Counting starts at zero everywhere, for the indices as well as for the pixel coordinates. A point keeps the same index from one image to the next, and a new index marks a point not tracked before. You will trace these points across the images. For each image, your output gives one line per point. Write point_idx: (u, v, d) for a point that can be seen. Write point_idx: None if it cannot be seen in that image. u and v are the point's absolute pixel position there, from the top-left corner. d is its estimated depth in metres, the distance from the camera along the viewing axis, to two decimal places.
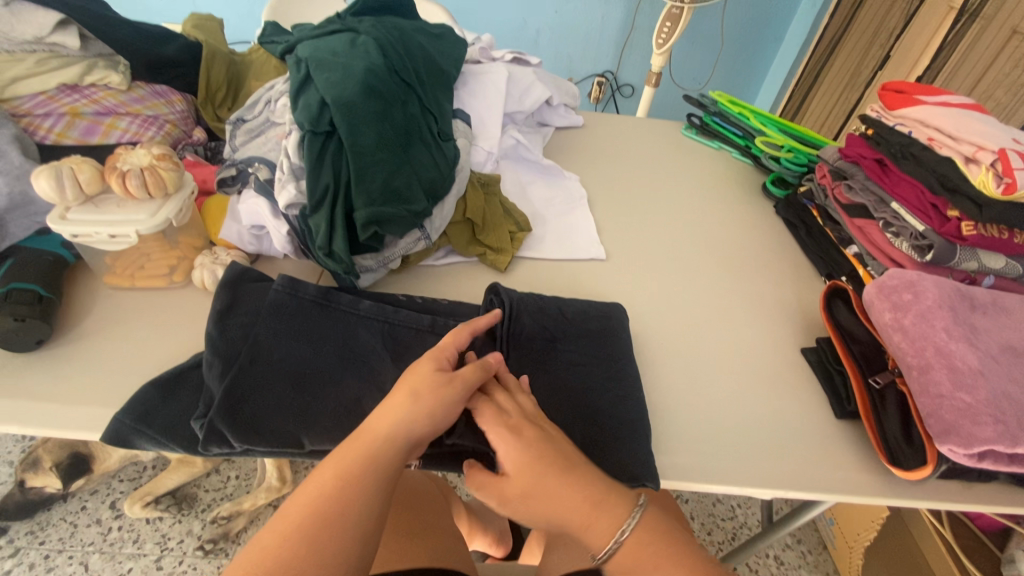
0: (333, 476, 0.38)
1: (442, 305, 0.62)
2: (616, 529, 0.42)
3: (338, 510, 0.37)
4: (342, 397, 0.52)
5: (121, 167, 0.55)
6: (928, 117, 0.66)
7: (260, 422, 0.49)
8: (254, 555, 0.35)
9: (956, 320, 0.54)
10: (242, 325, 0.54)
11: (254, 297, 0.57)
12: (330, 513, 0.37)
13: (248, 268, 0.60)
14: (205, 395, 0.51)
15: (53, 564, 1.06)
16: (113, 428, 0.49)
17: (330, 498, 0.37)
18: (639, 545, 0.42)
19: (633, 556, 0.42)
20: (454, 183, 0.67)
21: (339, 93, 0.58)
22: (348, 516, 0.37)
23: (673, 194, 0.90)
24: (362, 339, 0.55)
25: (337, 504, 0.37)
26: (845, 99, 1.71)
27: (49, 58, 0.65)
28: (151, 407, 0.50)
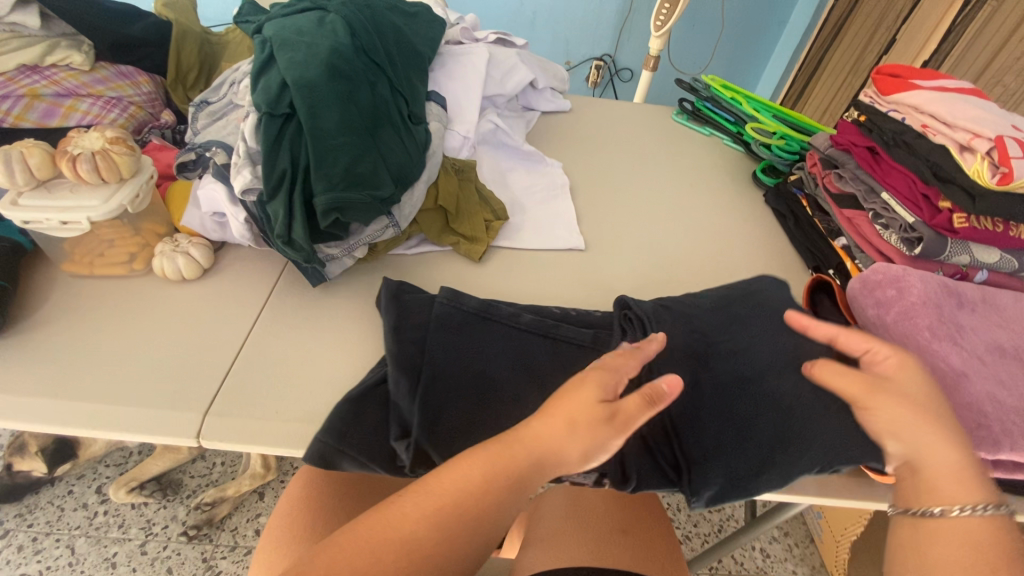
0: (484, 468, 0.39)
1: (595, 316, 0.58)
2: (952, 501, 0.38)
3: (476, 505, 0.39)
4: (524, 418, 0.49)
5: (72, 151, 0.53)
6: (924, 102, 0.63)
7: (460, 443, 0.47)
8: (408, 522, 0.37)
9: (941, 319, 0.52)
10: (413, 340, 0.51)
11: (416, 307, 0.54)
12: (468, 507, 0.39)
13: (401, 281, 0.59)
14: (395, 414, 0.48)
15: (40, 547, 1.07)
16: (315, 450, 0.47)
17: (473, 489, 0.39)
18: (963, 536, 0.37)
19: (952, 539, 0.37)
20: (424, 170, 0.64)
21: (300, 74, 0.56)
22: (481, 513, 0.39)
23: (661, 182, 0.87)
24: (532, 354, 0.52)
25: (465, 499, 0.39)
26: (848, 84, 1.67)
27: (8, 39, 0.63)
28: (346, 427, 0.48)
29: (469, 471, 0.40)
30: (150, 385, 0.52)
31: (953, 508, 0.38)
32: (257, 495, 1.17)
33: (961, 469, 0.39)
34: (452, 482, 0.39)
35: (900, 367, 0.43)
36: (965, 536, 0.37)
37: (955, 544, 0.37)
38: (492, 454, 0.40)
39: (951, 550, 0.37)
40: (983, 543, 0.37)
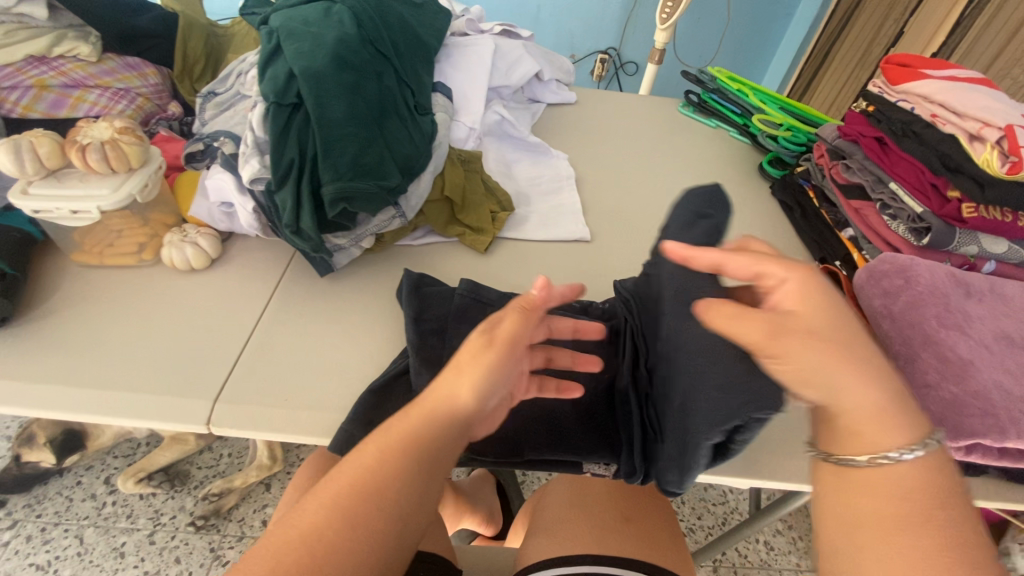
0: (381, 444, 0.37)
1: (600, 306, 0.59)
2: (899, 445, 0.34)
3: (379, 484, 0.36)
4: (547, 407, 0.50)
5: (81, 141, 0.53)
6: (933, 92, 0.63)
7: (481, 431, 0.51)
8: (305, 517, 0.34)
9: (949, 308, 0.52)
10: (433, 330, 0.53)
11: (436, 299, 0.56)
12: (370, 487, 0.35)
13: (421, 273, 0.60)
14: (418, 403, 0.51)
15: (50, 536, 1.08)
16: (341, 439, 0.48)
17: (372, 468, 0.36)
18: (911, 485, 0.34)
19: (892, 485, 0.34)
20: (431, 160, 0.64)
21: (307, 63, 0.56)
22: (388, 492, 0.36)
23: (666, 174, 0.87)
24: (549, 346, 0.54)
25: (367, 479, 0.36)
26: (856, 77, 1.65)
27: (16, 29, 0.63)
28: (373, 415, 0.49)
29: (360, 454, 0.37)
30: (158, 374, 0.52)
31: (879, 458, 0.34)
32: (264, 486, 1.18)
33: (885, 407, 0.34)
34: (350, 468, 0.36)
35: (800, 296, 0.36)
36: (892, 486, 0.34)
37: (880, 493, 0.34)
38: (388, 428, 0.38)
39: (874, 499, 0.34)
40: (927, 491, 0.33)
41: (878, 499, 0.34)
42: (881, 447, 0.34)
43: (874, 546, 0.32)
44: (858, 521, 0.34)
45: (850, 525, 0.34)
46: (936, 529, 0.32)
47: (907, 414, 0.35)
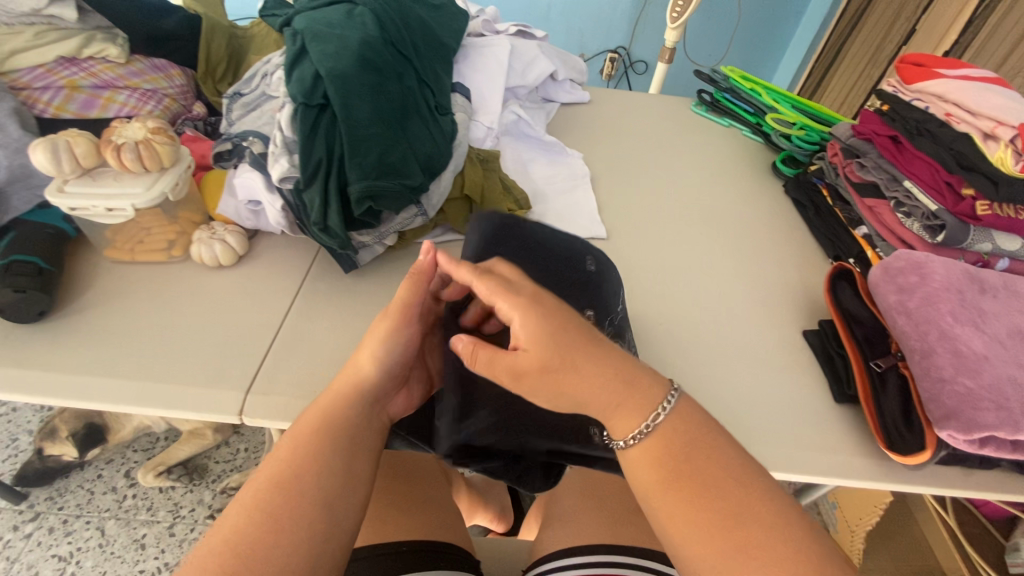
0: (296, 438, 0.41)
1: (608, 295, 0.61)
2: (642, 420, 0.40)
3: (296, 476, 0.39)
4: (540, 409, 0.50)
5: (116, 140, 0.55)
6: (948, 91, 0.64)
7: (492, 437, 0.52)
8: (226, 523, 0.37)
9: (963, 304, 0.52)
10: None
11: None
12: (287, 479, 0.39)
13: None
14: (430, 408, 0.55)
15: (71, 528, 1.10)
16: None
17: (289, 463, 0.40)
18: (651, 451, 0.40)
19: (650, 456, 0.40)
20: (452, 159, 0.66)
21: (333, 65, 0.58)
22: (308, 480, 0.39)
23: (679, 172, 0.88)
24: None
25: (287, 474, 0.39)
26: (866, 76, 1.66)
27: (47, 31, 0.65)
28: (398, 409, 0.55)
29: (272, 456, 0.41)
30: (189, 366, 0.54)
31: (632, 436, 0.40)
32: None
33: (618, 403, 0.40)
34: (268, 470, 0.40)
35: (532, 334, 0.38)
36: (659, 453, 0.39)
37: (647, 463, 0.40)
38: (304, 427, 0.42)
39: (643, 470, 0.40)
40: (662, 454, 0.39)
41: (659, 463, 0.39)
42: (635, 424, 0.40)
43: (665, 509, 0.38)
44: (651, 493, 0.40)
45: (647, 504, 0.40)
46: (689, 480, 0.38)
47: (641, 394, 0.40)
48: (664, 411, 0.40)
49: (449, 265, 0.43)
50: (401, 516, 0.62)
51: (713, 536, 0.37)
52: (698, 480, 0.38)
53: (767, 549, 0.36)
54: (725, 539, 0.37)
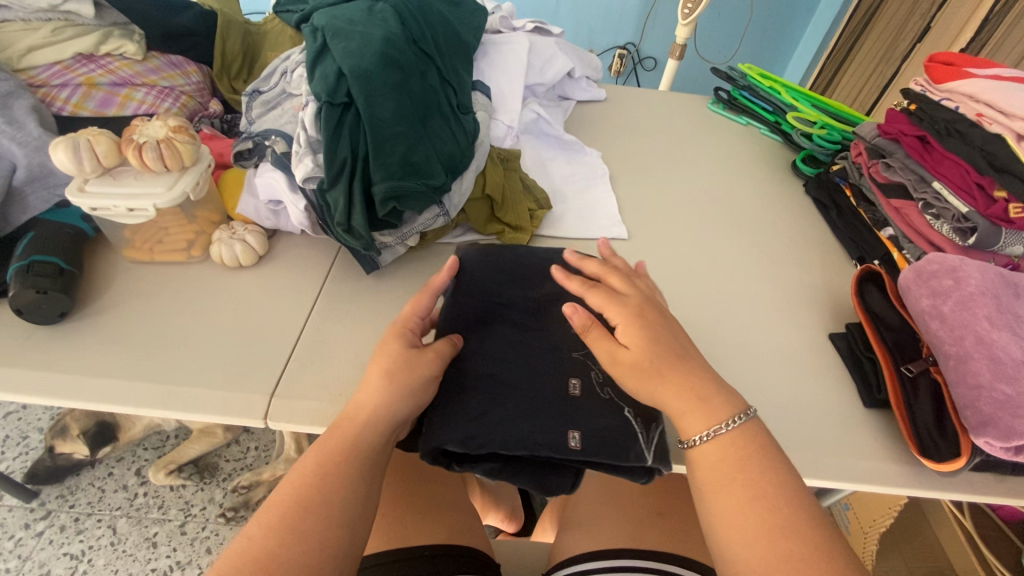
0: (318, 457, 0.42)
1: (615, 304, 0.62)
2: (713, 424, 0.44)
3: (320, 498, 0.40)
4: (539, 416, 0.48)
5: (138, 139, 0.54)
6: (979, 91, 0.63)
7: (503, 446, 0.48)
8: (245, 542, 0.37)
9: (1001, 309, 0.51)
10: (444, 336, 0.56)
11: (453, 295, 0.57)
12: (311, 500, 0.40)
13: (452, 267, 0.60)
14: None
15: (82, 526, 1.09)
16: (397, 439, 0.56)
17: (312, 484, 0.41)
18: (718, 454, 0.43)
19: (716, 458, 0.43)
20: (474, 158, 0.65)
21: (356, 62, 0.57)
22: (329, 503, 0.40)
23: (698, 171, 0.87)
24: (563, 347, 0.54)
25: (310, 495, 0.40)
26: (879, 74, 1.64)
27: (64, 27, 0.65)
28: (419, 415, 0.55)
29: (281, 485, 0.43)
30: (213, 368, 0.53)
31: (704, 435, 0.44)
32: None
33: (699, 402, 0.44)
34: (289, 490, 0.41)
35: (630, 333, 0.47)
36: (723, 457, 0.43)
37: (713, 463, 0.43)
38: (324, 446, 0.43)
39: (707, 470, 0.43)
40: (732, 458, 0.43)
41: (724, 467, 0.43)
42: (704, 426, 0.44)
43: (721, 506, 0.41)
44: (709, 493, 0.43)
45: (705, 501, 0.43)
46: (745, 485, 0.42)
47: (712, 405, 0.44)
48: (732, 424, 0.44)
49: (561, 274, 0.53)
50: (421, 521, 0.62)
51: (763, 538, 0.39)
52: (754, 486, 0.41)
53: (809, 562, 0.38)
54: (775, 545, 0.39)
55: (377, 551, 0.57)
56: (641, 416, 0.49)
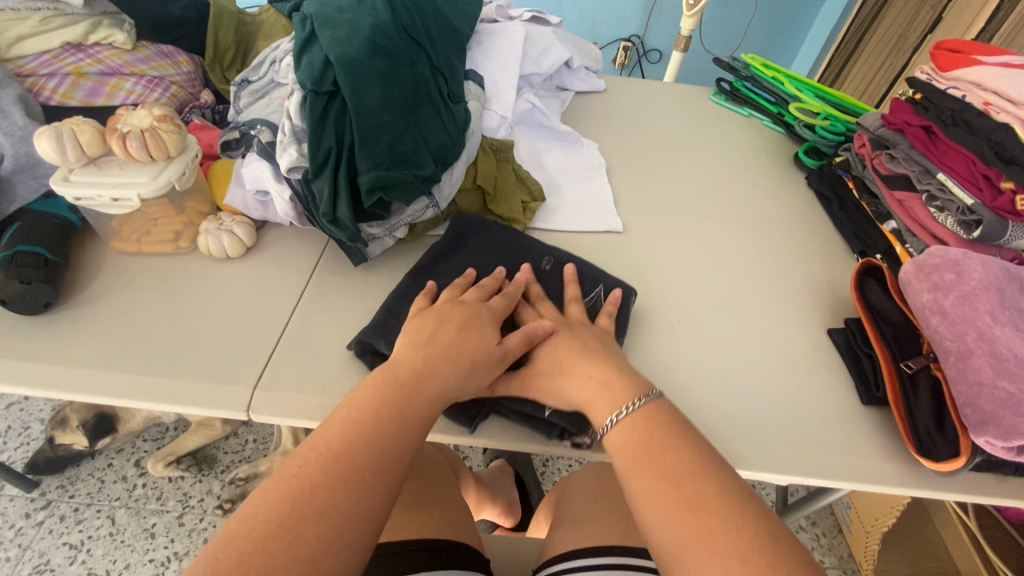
0: (438, 338, 0.47)
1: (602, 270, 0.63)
2: (616, 409, 0.45)
3: (437, 368, 0.45)
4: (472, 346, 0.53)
5: (122, 128, 0.53)
6: (986, 79, 0.61)
7: None
8: (380, 379, 0.44)
9: (1004, 304, 0.50)
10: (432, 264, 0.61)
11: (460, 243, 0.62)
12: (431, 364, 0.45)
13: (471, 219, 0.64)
14: None
15: (82, 516, 1.10)
16: None
17: (431, 354, 0.46)
18: (634, 438, 0.44)
19: (627, 442, 0.44)
20: (465, 149, 0.63)
21: (344, 51, 0.56)
22: (446, 369, 0.45)
23: (696, 162, 0.85)
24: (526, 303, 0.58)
25: (439, 361, 0.46)
26: (890, 65, 1.61)
27: (53, 17, 0.64)
28: None
29: (338, 418, 0.41)
30: (196, 360, 0.53)
31: (614, 417, 0.45)
32: None
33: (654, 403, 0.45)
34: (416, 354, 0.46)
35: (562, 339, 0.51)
36: (638, 433, 0.44)
37: (627, 444, 0.44)
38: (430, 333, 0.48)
39: (624, 451, 0.43)
40: (642, 438, 0.43)
41: (632, 451, 0.43)
42: (611, 411, 0.46)
43: (644, 496, 0.41)
44: (625, 478, 0.43)
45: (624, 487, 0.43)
46: (658, 463, 0.42)
47: (653, 417, 0.44)
48: (628, 407, 0.45)
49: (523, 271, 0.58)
50: (412, 515, 0.61)
51: (676, 521, 0.39)
52: (661, 462, 0.42)
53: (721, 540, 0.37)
54: (682, 524, 0.38)
55: None
56: None
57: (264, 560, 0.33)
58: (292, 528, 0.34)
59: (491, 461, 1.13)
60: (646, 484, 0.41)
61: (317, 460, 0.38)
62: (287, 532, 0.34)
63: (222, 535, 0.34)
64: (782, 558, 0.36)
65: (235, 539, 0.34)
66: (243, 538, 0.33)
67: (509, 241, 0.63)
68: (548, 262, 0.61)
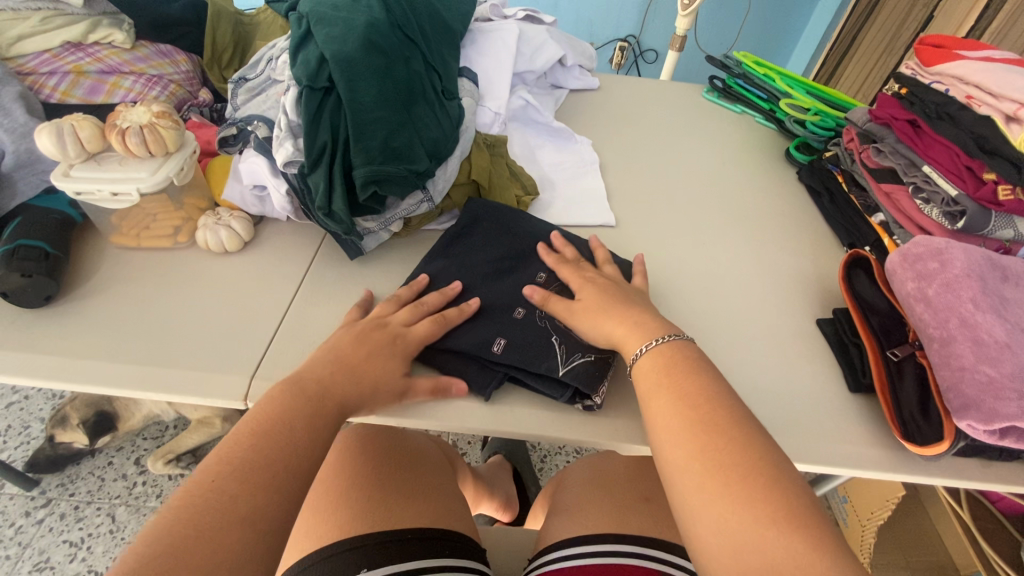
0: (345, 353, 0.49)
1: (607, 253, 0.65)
2: (648, 340, 0.49)
3: (343, 381, 0.47)
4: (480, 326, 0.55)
5: (121, 124, 0.54)
6: (968, 73, 0.63)
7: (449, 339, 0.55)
8: (282, 390, 0.45)
9: (986, 291, 0.51)
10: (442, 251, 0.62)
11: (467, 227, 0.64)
12: (337, 376, 0.47)
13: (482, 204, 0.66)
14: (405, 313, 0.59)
15: (82, 514, 1.11)
16: None
17: (333, 368, 0.48)
18: (661, 363, 0.47)
19: (655, 367, 0.47)
20: (459, 144, 0.65)
21: (338, 48, 0.57)
22: (354, 379, 0.48)
23: (689, 158, 0.86)
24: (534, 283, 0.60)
25: (344, 376, 0.48)
26: (884, 63, 1.62)
27: (54, 16, 0.65)
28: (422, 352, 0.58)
29: (242, 430, 0.40)
30: (193, 352, 0.53)
31: (645, 345, 0.48)
32: None
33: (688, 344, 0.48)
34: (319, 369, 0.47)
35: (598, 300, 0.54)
36: (664, 361, 0.47)
37: (654, 369, 0.47)
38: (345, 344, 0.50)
39: (649, 377, 0.47)
40: (668, 365, 0.46)
41: (656, 375, 0.46)
42: (644, 341, 0.49)
43: (660, 416, 0.44)
44: (646, 398, 0.46)
45: (642, 405, 0.46)
46: (680, 388, 0.44)
47: (680, 351, 0.47)
48: (659, 340, 0.49)
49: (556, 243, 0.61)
50: (409, 505, 0.62)
51: (685, 438, 0.41)
52: (681, 387, 0.44)
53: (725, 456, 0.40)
54: (691, 441, 0.41)
55: (363, 531, 0.57)
56: (570, 345, 0.53)
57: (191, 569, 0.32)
58: (216, 533, 0.34)
59: (488, 457, 1.14)
60: (665, 403, 0.44)
61: (229, 469, 0.37)
62: (212, 538, 0.34)
63: (135, 555, 0.32)
64: (774, 474, 0.39)
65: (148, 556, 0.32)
66: (161, 552, 0.32)
67: (513, 225, 0.64)
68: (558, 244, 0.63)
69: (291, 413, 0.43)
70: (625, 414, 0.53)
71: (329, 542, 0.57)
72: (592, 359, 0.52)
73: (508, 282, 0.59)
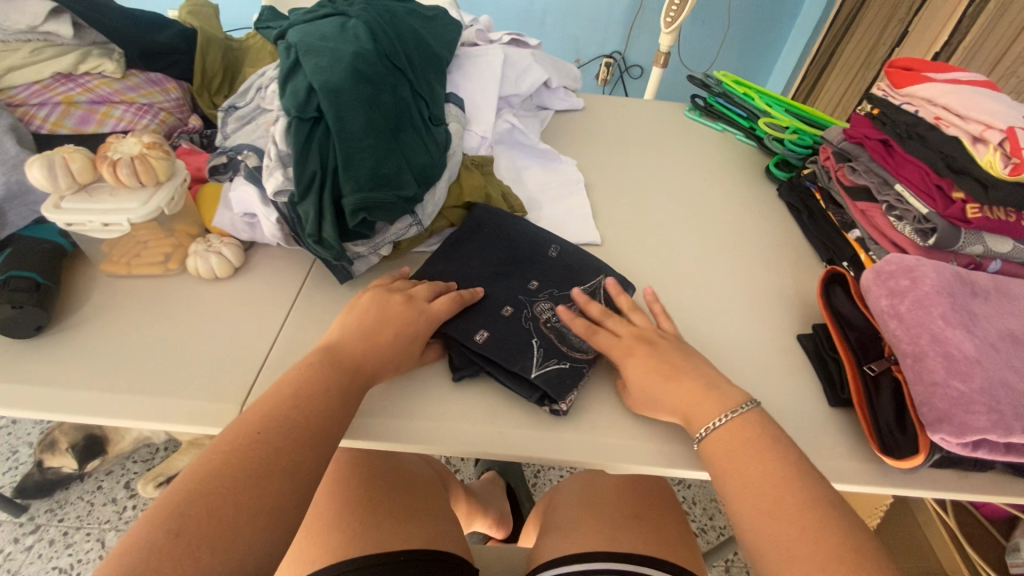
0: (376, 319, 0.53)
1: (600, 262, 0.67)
2: (719, 414, 0.48)
3: (379, 349, 0.51)
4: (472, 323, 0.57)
5: (111, 155, 0.55)
6: (935, 95, 0.65)
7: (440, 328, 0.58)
8: (320, 355, 0.48)
9: (955, 307, 0.53)
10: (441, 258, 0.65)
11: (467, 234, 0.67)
12: (371, 341, 0.51)
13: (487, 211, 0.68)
14: None
15: (72, 540, 1.09)
16: None
17: (366, 333, 0.51)
18: (733, 438, 0.47)
19: (728, 444, 0.47)
20: (446, 168, 0.66)
21: (326, 78, 0.58)
22: (389, 347, 0.51)
23: (673, 176, 0.88)
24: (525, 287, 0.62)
25: (378, 345, 0.51)
26: (862, 77, 1.66)
27: (44, 48, 0.66)
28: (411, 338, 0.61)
29: (287, 387, 0.44)
30: (184, 378, 0.54)
31: (714, 421, 0.48)
32: None
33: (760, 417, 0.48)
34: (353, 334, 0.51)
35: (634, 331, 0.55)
36: (738, 436, 0.46)
37: (727, 444, 0.47)
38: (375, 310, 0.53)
39: (723, 455, 0.46)
40: (744, 441, 0.46)
41: (732, 453, 0.46)
42: (719, 412, 0.48)
43: (742, 500, 0.43)
44: (721, 479, 0.46)
45: (717, 484, 0.46)
46: (757, 468, 0.44)
47: (754, 428, 0.47)
48: (733, 413, 0.48)
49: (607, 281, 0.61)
50: (401, 526, 0.62)
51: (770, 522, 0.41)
52: (758, 468, 0.44)
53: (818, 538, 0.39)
54: (778, 528, 0.40)
55: (354, 555, 0.57)
56: (547, 349, 0.56)
57: (241, 504, 0.35)
58: (262, 477, 0.37)
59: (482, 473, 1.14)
60: (745, 485, 0.44)
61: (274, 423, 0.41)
62: (260, 480, 0.37)
63: (191, 487, 0.35)
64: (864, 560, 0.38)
65: (205, 488, 0.35)
66: (213, 482, 0.35)
67: (505, 237, 0.66)
68: (554, 251, 0.66)
69: (328, 377, 0.46)
70: (612, 433, 0.53)
71: (322, 566, 0.57)
72: (566, 366, 0.55)
73: (501, 286, 0.61)
